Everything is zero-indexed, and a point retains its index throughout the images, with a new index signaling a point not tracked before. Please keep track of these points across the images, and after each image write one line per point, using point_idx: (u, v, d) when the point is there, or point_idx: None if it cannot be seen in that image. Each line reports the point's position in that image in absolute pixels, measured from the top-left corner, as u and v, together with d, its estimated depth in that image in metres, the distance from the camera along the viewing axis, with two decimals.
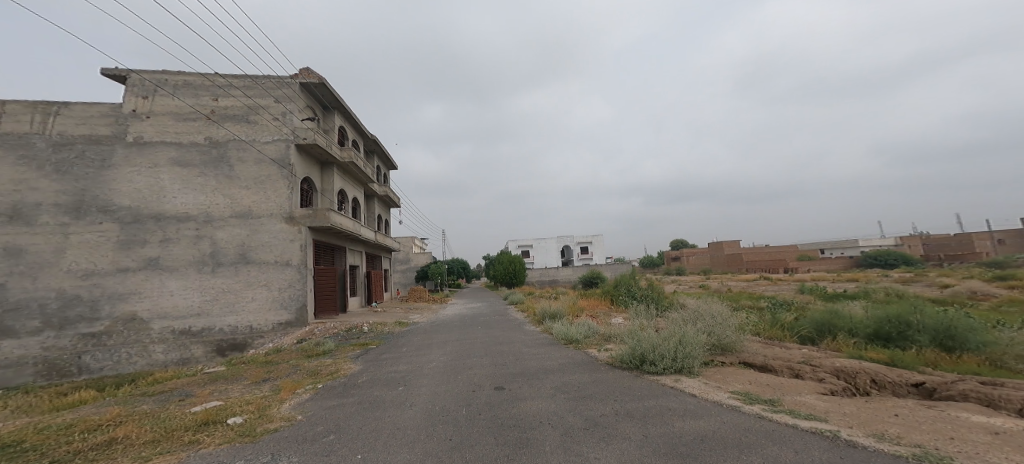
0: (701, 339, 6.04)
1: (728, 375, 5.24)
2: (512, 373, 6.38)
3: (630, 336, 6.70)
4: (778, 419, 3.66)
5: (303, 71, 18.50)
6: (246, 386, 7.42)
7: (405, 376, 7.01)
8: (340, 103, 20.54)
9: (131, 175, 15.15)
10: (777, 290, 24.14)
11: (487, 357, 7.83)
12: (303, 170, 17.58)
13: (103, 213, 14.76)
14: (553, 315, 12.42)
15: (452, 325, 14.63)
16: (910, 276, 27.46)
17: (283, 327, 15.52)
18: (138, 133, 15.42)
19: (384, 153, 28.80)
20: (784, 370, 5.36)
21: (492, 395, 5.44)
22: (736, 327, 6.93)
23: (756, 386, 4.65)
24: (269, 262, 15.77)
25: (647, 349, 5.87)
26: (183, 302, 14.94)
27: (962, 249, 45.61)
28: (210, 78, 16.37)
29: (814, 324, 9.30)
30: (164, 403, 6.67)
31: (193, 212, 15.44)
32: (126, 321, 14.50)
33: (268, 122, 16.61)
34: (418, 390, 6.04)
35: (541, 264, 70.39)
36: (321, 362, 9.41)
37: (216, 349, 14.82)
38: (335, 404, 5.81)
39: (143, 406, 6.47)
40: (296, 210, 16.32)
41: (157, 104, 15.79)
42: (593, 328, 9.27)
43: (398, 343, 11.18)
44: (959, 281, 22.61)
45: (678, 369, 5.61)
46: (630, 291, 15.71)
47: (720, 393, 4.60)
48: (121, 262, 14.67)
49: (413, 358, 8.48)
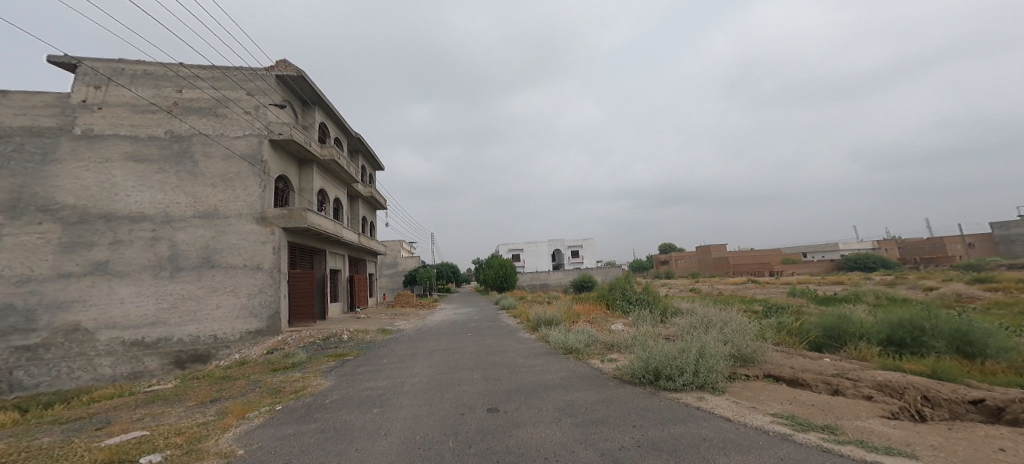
0: (724, 350, 5.29)
1: (760, 393, 4.49)
2: (508, 391, 5.51)
3: (640, 346, 5.95)
4: (851, 454, 2.89)
5: (279, 63, 17.35)
6: (187, 410, 6.36)
7: (382, 395, 6.07)
8: (320, 99, 19.42)
9: (77, 171, 13.72)
10: (768, 293, 24.03)
11: (477, 370, 6.95)
12: (278, 167, 16.36)
13: (42, 212, 13.29)
14: (548, 321, 11.60)
15: (440, 333, 13.58)
16: (893, 279, 27.94)
17: (252, 337, 14.23)
18: (87, 125, 14.03)
19: (370, 153, 27.72)
20: (820, 384, 4.68)
21: (484, 420, 4.56)
22: (756, 334, 6.27)
23: (800, 407, 3.91)
24: (237, 266, 14.52)
25: (662, 361, 5.11)
26: (135, 310, 13.55)
27: (935, 252, 47.12)
28: (174, 69, 15.10)
29: (822, 329, 8.69)
30: (74, 435, 5.55)
31: (149, 211, 14.10)
32: (68, 332, 13.03)
33: (238, 116, 15.37)
34: (396, 413, 5.12)
35: (531, 269, 69.75)
36: (287, 377, 8.34)
37: (175, 362, 13.49)
38: (292, 433, 4.84)
39: (46, 440, 5.35)
40: (269, 211, 15.08)
41: (111, 94, 14.44)
42: (593, 336, 8.46)
43: (379, 353, 10.15)
44: (943, 284, 22.79)
45: (701, 385, 4.87)
46: (626, 295, 15.05)
47: (758, 416, 3.85)
48: (63, 267, 13.20)
49: (394, 372, 7.51)
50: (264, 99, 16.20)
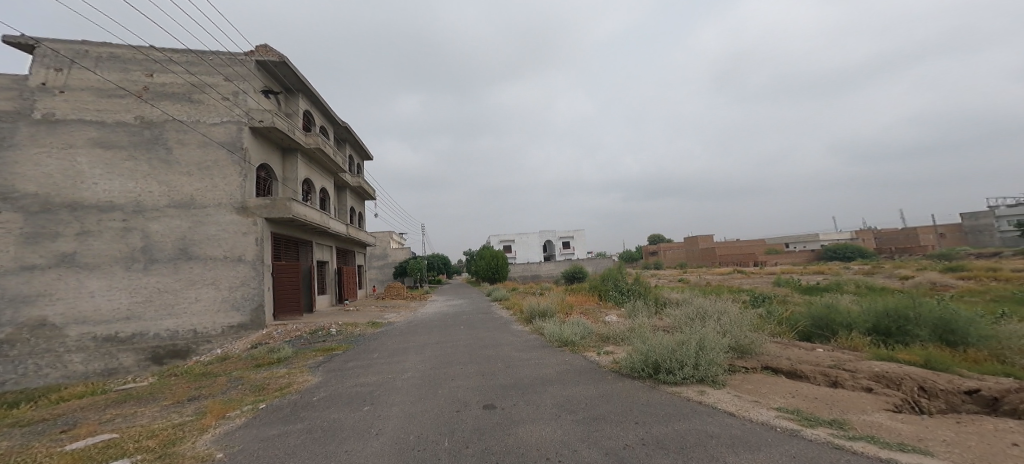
0: (723, 342, 5.24)
1: (762, 386, 4.44)
2: (504, 386, 5.36)
3: (638, 339, 5.87)
4: (863, 451, 2.82)
5: (260, 47, 16.61)
6: (164, 410, 6.06)
7: (372, 391, 5.86)
8: (304, 85, 18.72)
9: (39, 157, 12.96)
10: (753, 283, 24.55)
11: (471, 365, 6.79)
12: (260, 156, 15.74)
13: (3, 202, 12.56)
14: (542, 313, 11.48)
15: (430, 325, 13.37)
16: (871, 268, 28.82)
17: (234, 331, 13.80)
18: (48, 110, 13.23)
19: (357, 142, 27.01)
20: (819, 377, 4.65)
21: (481, 417, 4.40)
22: (753, 326, 6.25)
23: (803, 401, 3.85)
24: (217, 257, 14.00)
25: (661, 355, 5.04)
26: (107, 304, 12.96)
27: (909, 242, 48.78)
28: (145, 51, 14.31)
29: (811, 319, 8.75)
30: (39, 438, 5.22)
31: (120, 201, 13.43)
32: (34, 327, 12.41)
33: (216, 102, 14.69)
34: (388, 411, 4.93)
35: (521, 260, 69.78)
36: (271, 373, 8.06)
37: (151, 357, 13.00)
38: (276, 434, 4.60)
39: (6, 446, 5.01)
40: (250, 200, 14.54)
41: (74, 77, 13.60)
42: (588, 328, 8.37)
43: (368, 347, 9.90)
44: (919, 273, 23.52)
45: (701, 379, 4.81)
46: (618, 286, 15.06)
47: (763, 411, 3.78)
48: (26, 259, 12.51)
49: (385, 367, 7.30)
50: (243, 84, 15.49)
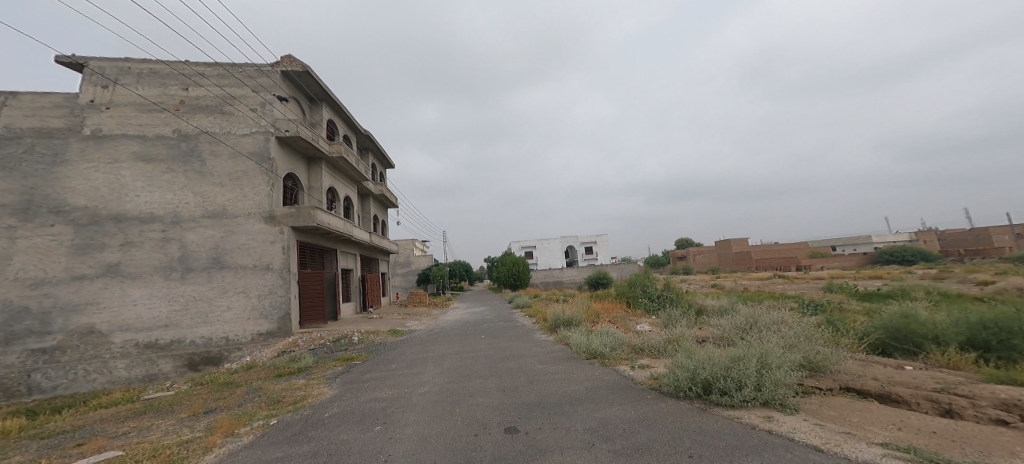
0: (789, 358, 4.38)
1: (851, 414, 3.56)
2: (528, 406, 4.68)
3: (682, 352, 5.06)
4: None
5: (284, 58, 16.85)
6: (177, 424, 5.76)
7: (387, 408, 5.33)
8: (327, 94, 18.89)
9: (87, 171, 13.48)
10: (799, 289, 22.52)
11: (492, 379, 6.16)
12: (286, 165, 15.87)
13: (55, 214, 13.09)
14: (567, 321, 10.72)
15: (453, 334, 12.86)
16: (938, 272, 26.14)
17: (263, 338, 13.79)
18: (95, 126, 13.78)
19: (380, 150, 27.25)
20: (924, 404, 3.71)
21: (502, 444, 3.76)
22: (822, 338, 5.30)
23: (916, 435, 2.99)
24: (247, 266, 14.09)
25: (714, 373, 4.26)
26: (148, 312, 13.23)
27: (980, 243, 44.38)
28: (179, 66, 14.73)
29: (884, 329, 7.50)
30: (50, 454, 4.98)
31: (159, 212, 13.77)
32: (83, 335, 12.78)
33: (245, 113, 14.92)
34: (400, 433, 4.36)
35: (545, 266, 68.73)
36: (291, 384, 7.70)
37: (188, 364, 13.13)
38: (279, 457, 4.11)
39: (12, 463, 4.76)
40: (277, 209, 14.64)
41: (119, 94, 14.15)
42: (619, 338, 7.57)
43: (388, 357, 9.46)
44: (995, 277, 20.93)
45: (766, 402, 3.97)
46: (647, 292, 14.11)
47: (863, 446, 2.95)
48: (76, 269, 12.96)
49: (401, 380, 6.78)
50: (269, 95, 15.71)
